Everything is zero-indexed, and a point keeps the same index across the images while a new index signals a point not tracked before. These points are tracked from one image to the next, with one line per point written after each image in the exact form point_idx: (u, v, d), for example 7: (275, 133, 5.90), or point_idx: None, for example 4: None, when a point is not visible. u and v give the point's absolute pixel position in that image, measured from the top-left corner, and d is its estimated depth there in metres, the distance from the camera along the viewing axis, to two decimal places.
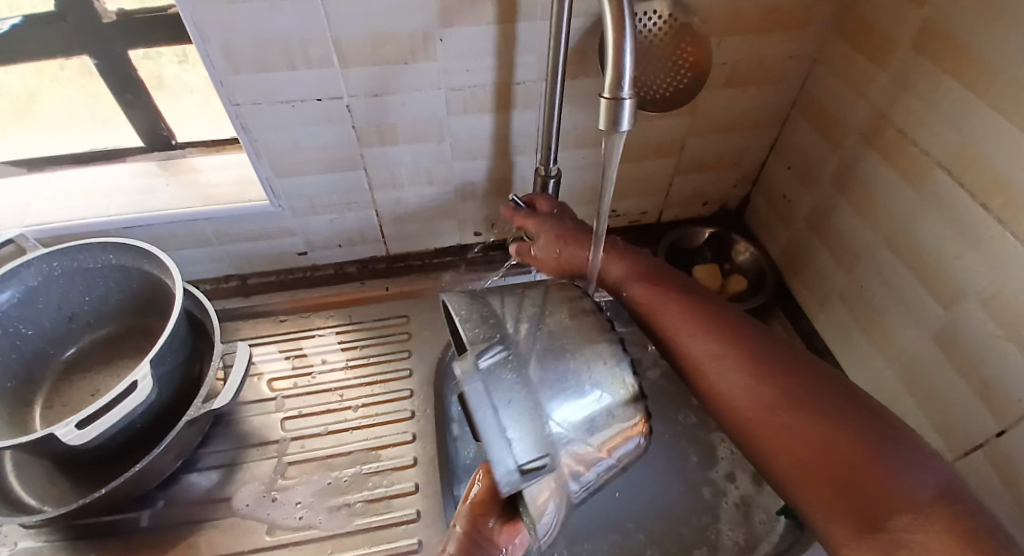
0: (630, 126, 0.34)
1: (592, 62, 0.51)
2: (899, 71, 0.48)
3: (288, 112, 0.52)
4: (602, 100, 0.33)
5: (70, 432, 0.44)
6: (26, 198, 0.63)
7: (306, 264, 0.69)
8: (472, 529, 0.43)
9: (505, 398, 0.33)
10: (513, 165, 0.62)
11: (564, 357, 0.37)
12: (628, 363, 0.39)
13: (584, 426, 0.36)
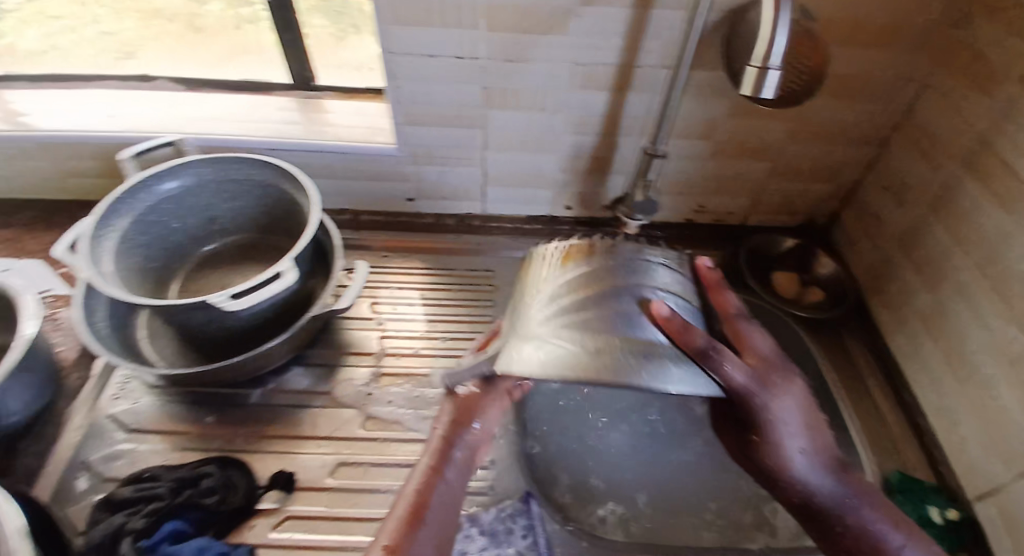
0: (770, 94, 0.41)
1: (713, 53, 0.56)
2: (1005, 102, 0.51)
3: (430, 67, 0.59)
4: (751, 68, 0.40)
5: (224, 299, 0.53)
6: (185, 113, 0.73)
7: (411, 210, 0.77)
8: (454, 436, 0.46)
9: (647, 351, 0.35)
10: (616, 146, 0.67)
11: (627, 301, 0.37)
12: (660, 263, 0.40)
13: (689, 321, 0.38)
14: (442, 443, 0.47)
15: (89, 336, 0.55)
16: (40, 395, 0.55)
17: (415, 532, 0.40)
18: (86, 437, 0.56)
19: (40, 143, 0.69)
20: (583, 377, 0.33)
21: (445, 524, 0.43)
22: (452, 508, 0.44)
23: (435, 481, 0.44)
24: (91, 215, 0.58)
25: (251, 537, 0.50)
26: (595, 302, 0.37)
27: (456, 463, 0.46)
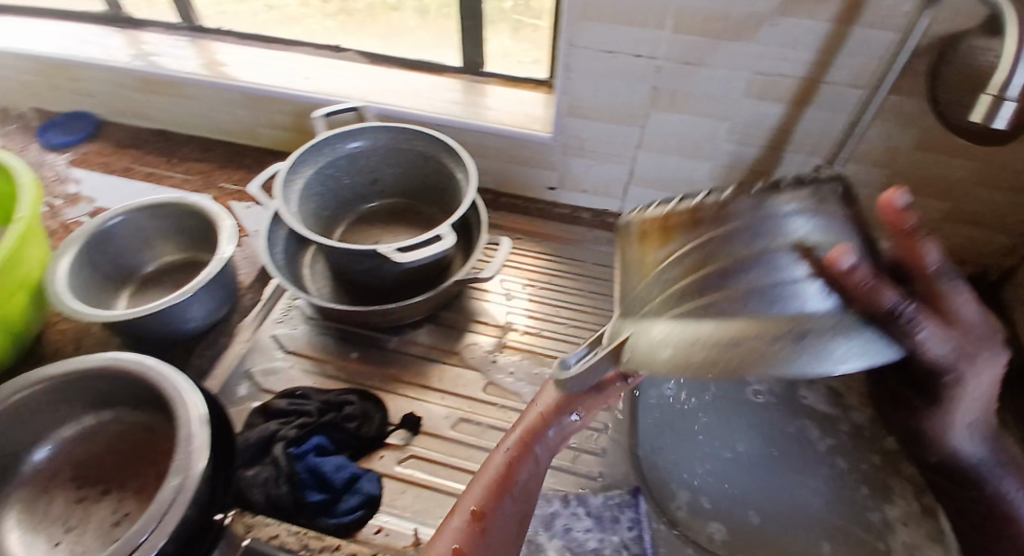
0: (1004, 124, 0.39)
1: (915, 81, 0.55)
2: None
3: (606, 61, 0.61)
4: (986, 96, 0.38)
5: (391, 251, 0.58)
6: (366, 83, 0.80)
7: (550, 199, 0.80)
8: (548, 415, 0.44)
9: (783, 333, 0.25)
10: (781, 160, 0.66)
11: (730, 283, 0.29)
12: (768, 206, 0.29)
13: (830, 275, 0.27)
14: (551, 406, 0.44)
15: (270, 261, 0.62)
16: (219, 308, 0.60)
17: (502, 503, 0.42)
18: (251, 350, 0.63)
19: (244, 93, 0.78)
20: (716, 373, 0.26)
21: (529, 492, 0.44)
22: (533, 480, 0.44)
23: (525, 453, 0.44)
24: (287, 159, 0.66)
25: (379, 466, 0.55)
26: (701, 291, 0.30)
27: (564, 429, 0.44)
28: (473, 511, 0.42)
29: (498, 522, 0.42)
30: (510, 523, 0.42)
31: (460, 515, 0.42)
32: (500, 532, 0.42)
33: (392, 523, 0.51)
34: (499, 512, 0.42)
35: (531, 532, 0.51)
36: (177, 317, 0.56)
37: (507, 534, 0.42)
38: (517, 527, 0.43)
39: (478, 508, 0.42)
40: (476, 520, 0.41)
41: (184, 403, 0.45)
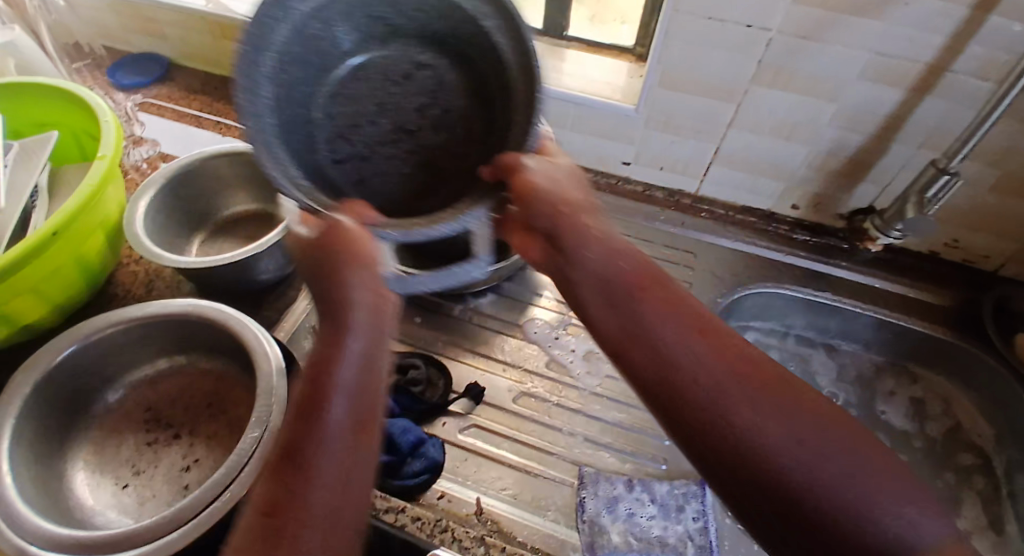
0: None
1: None
2: None
3: (712, 31, 0.57)
4: None
5: None
6: None
7: (622, 173, 0.76)
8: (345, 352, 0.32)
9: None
10: (884, 152, 0.62)
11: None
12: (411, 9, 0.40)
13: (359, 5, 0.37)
14: (324, 334, 0.34)
15: None
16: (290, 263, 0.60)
17: (304, 477, 0.29)
18: (318, 306, 0.63)
19: None
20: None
21: (350, 453, 0.30)
22: (302, 410, 0.31)
23: (327, 406, 0.31)
24: None
25: (441, 432, 0.55)
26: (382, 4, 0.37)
27: (363, 357, 0.33)
28: (263, 500, 0.29)
29: (303, 511, 0.28)
30: (320, 498, 0.29)
31: (251, 509, 0.29)
32: (309, 533, 0.27)
33: (455, 490, 0.51)
34: (313, 482, 0.29)
35: (595, 513, 0.50)
36: (251, 271, 0.56)
37: (320, 519, 0.28)
38: (338, 511, 0.29)
39: (283, 465, 0.29)
40: (274, 512, 0.28)
41: (264, 355, 0.45)
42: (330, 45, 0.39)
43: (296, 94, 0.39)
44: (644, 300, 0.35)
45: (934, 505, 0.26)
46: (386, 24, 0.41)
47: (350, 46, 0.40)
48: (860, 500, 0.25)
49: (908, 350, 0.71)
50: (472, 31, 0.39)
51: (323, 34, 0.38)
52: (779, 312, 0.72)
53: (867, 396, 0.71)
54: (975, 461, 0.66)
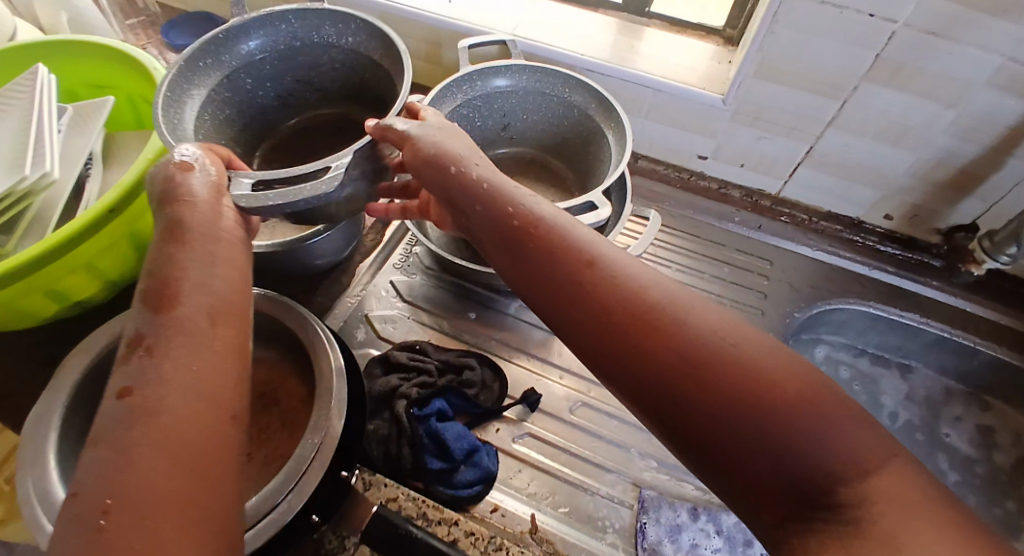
0: None
1: None
2: None
3: (827, 19, 0.50)
4: None
5: None
6: (515, 14, 0.71)
7: (696, 168, 0.70)
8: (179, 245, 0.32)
9: (295, 24, 0.52)
10: (1003, 167, 0.54)
11: (293, 29, 0.52)
12: (344, 35, 0.52)
13: (289, 33, 0.52)
14: (164, 233, 0.32)
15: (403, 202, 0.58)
16: (345, 248, 0.58)
17: (160, 353, 0.27)
18: (371, 294, 0.60)
19: (384, 13, 0.72)
20: (295, 12, 0.51)
21: (190, 331, 0.28)
22: (166, 299, 0.29)
23: (176, 286, 0.30)
24: (427, 93, 0.61)
25: (495, 439, 0.52)
26: (291, 21, 0.51)
27: (202, 236, 0.32)
28: (119, 387, 0.26)
29: (161, 380, 0.26)
30: (177, 370, 0.27)
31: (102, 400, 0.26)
32: (169, 398, 0.26)
33: (508, 502, 0.48)
34: (167, 353, 0.27)
35: (655, 541, 0.47)
36: (308, 255, 0.54)
37: (181, 384, 0.27)
38: (206, 380, 0.27)
39: (132, 345, 0.28)
40: (130, 389, 0.26)
41: (325, 353, 0.42)
42: (260, 97, 0.56)
43: (222, 128, 0.52)
44: (528, 238, 0.31)
45: (851, 411, 0.23)
46: (320, 89, 0.59)
47: (279, 98, 0.58)
48: (774, 418, 0.23)
49: (998, 384, 0.64)
50: (366, 68, 0.54)
51: (264, 96, 0.56)
52: (855, 330, 0.67)
53: (929, 417, 0.64)
54: None
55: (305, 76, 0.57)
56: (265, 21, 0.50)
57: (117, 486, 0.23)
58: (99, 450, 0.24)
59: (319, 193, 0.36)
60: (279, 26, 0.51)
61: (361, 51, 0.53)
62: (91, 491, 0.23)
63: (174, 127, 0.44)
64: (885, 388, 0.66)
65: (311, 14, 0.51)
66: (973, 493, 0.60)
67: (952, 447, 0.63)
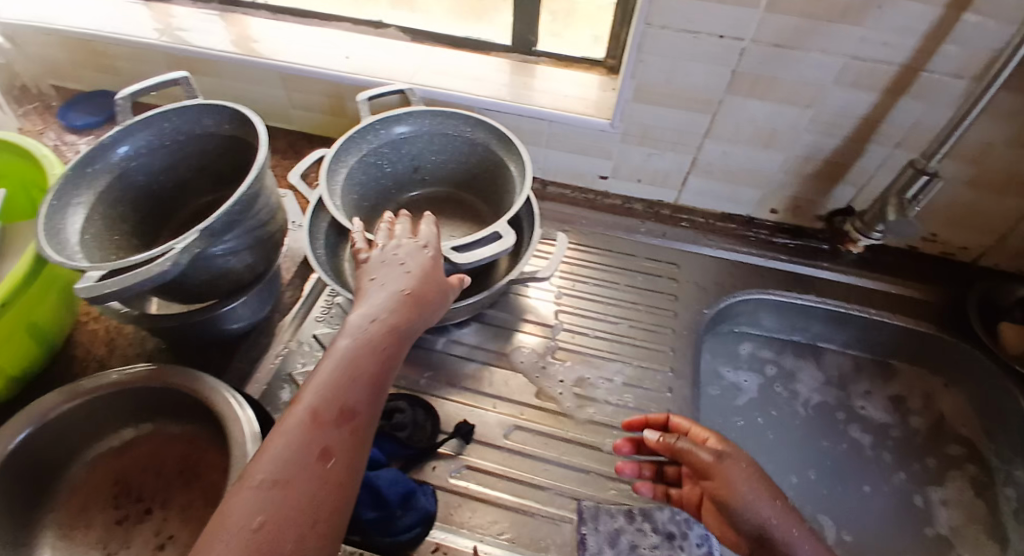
0: None
1: None
2: None
3: (685, 42, 0.55)
4: None
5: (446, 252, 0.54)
6: (411, 63, 0.74)
7: (600, 188, 0.75)
8: None
9: (179, 120, 0.54)
10: (861, 154, 0.60)
11: (178, 124, 0.54)
12: (223, 121, 0.55)
13: (175, 128, 0.54)
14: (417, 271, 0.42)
15: (312, 253, 0.58)
16: (263, 308, 0.58)
17: (350, 420, 0.32)
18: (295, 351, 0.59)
19: (283, 73, 0.74)
20: (175, 110, 0.53)
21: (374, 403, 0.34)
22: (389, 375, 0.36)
23: (375, 372, 0.35)
24: (331, 147, 0.62)
25: (433, 478, 0.52)
26: (172, 117, 0.54)
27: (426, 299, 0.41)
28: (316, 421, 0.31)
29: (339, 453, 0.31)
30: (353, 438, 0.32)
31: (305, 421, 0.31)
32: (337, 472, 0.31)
33: (450, 540, 0.48)
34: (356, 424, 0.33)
35: (596, 551, 0.48)
36: (223, 321, 0.54)
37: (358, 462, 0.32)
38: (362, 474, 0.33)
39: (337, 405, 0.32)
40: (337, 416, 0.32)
41: (237, 421, 0.42)
42: (155, 189, 0.58)
43: (115, 225, 0.53)
44: None
45: None
46: (214, 173, 0.61)
47: (176, 186, 0.60)
48: None
49: (894, 347, 0.70)
50: (246, 150, 0.56)
51: (160, 186, 0.58)
52: (766, 320, 0.72)
53: (842, 395, 0.70)
54: (956, 450, 0.66)
55: (196, 163, 0.59)
56: (147, 122, 0.52)
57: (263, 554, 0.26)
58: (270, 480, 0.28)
59: (151, 275, 0.39)
60: (164, 124, 0.54)
61: (237, 135, 0.55)
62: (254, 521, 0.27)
63: (52, 229, 0.45)
64: (803, 377, 0.71)
65: (189, 110, 0.54)
66: (886, 452, 0.66)
67: (865, 417, 0.68)
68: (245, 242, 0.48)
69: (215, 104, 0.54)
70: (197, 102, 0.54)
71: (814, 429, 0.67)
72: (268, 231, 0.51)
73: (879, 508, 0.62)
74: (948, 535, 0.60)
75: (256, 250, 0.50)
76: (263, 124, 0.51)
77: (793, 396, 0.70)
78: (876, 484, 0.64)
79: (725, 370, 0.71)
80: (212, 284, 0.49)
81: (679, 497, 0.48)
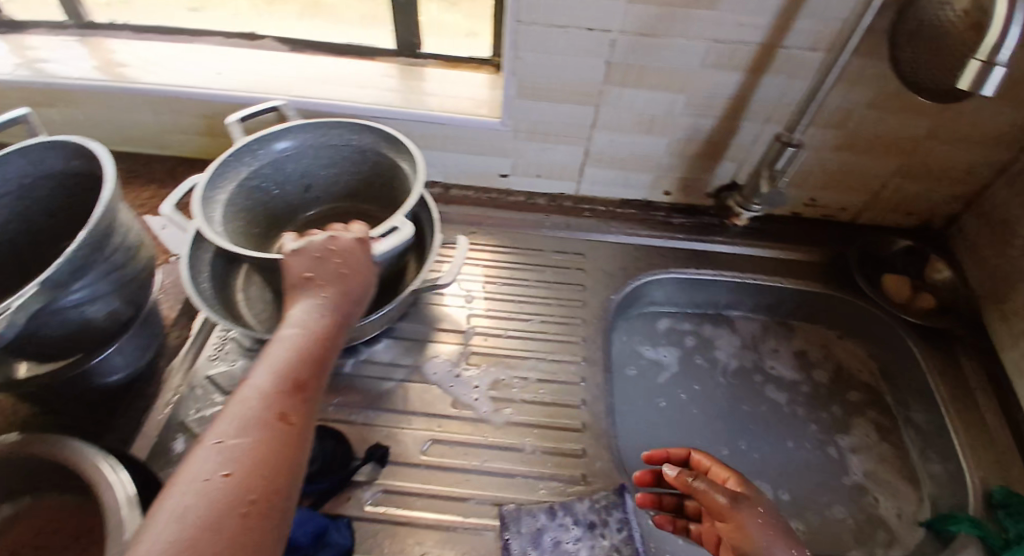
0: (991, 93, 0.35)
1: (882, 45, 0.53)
2: None
3: (556, 37, 0.55)
4: (975, 62, 0.35)
5: None
6: (287, 74, 0.71)
7: (502, 186, 0.74)
8: None
9: (18, 162, 0.49)
10: (737, 131, 0.63)
11: (17, 167, 0.49)
12: (71, 159, 0.50)
13: (13, 171, 0.49)
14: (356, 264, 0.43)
15: (195, 292, 0.54)
16: (142, 354, 0.55)
17: (307, 406, 0.33)
18: (187, 396, 0.55)
19: (147, 96, 0.69)
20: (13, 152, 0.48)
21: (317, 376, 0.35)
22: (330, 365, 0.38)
23: (322, 360, 0.36)
24: (203, 175, 0.58)
25: (348, 509, 0.50)
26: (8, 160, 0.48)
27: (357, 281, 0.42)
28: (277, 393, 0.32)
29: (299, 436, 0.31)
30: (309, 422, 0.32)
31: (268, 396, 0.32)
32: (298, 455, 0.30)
33: None
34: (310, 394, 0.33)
35: (521, 553, 0.48)
36: (98, 374, 0.50)
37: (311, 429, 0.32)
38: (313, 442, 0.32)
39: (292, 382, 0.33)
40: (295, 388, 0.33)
41: (109, 485, 0.38)
42: None
43: None
44: None
45: None
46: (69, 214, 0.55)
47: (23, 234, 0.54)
48: None
49: (794, 309, 0.74)
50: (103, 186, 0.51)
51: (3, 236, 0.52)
52: (676, 296, 0.73)
53: (755, 356, 0.73)
54: (858, 397, 0.70)
55: (45, 206, 0.53)
56: None
57: (238, 537, 0.25)
58: (236, 471, 0.27)
59: None
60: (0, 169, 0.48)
61: (91, 172, 0.50)
62: (229, 506, 0.26)
63: None
64: (720, 343, 0.74)
65: (31, 148, 0.48)
66: (797, 408, 0.69)
67: (777, 376, 0.72)
68: (103, 284, 0.44)
69: (57, 140, 0.48)
70: (39, 140, 0.49)
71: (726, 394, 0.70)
72: (129, 271, 0.47)
73: (792, 464, 0.65)
74: (862, 480, 0.64)
75: (116, 294, 0.47)
76: (109, 157, 0.46)
77: (712, 363, 0.72)
78: (798, 440, 0.67)
79: (643, 352, 0.72)
80: (70, 338, 0.45)
81: (696, 535, 0.46)
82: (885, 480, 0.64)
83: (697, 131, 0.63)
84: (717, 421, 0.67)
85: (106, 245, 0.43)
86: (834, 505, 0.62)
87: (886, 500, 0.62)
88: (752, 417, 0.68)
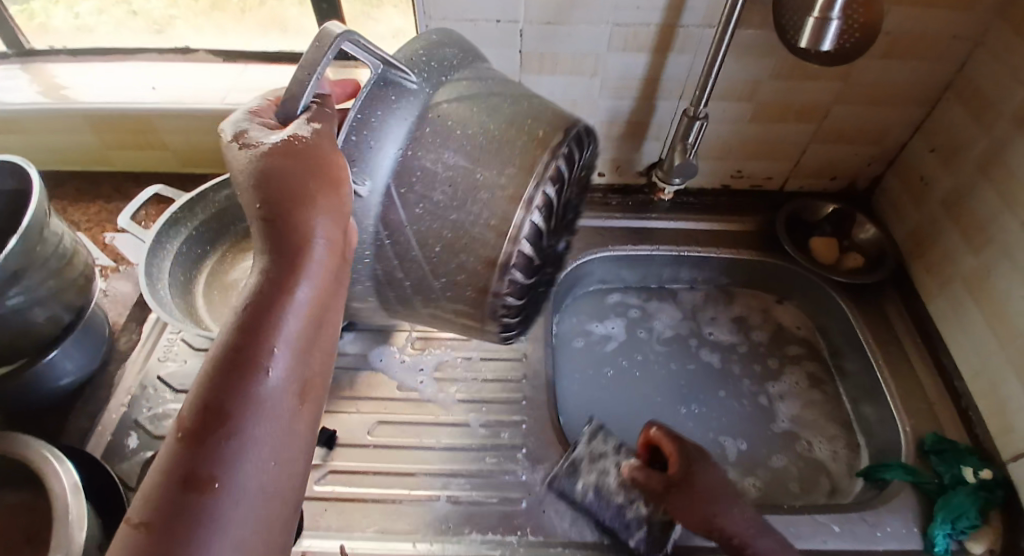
0: (830, 43, 0.46)
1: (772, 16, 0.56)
2: (987, 125, 0.59)
3: (468, 30, 0.57)
4: (812, 18, 0.45)
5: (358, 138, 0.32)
6: (221, 84, 0.73)
7: None
8: None
9: None
10: (655, 109, 0.66)
11: None
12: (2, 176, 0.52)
13: None
14: (295, 202, 0.29)
15: (148, 287, 0.56)
16: (89, 360, 0.57)
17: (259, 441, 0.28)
18: (138, 398, 0.57)
19: (87, 115, 0.70)
20: None
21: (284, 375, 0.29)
22: (313, 385, 0.32)
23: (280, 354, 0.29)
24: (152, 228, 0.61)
25: None
26: None
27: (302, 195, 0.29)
28: (192, 445, 0.27)
29: (231, 505, 0.26)
30: (254, 476, 0.28)
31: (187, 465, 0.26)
32: (235, 527, 0.26)
33: (316, 545, 0.48)
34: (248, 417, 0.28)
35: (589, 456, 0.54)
36: (44, 377, 0.52)
37: (260, 457, 0.28)
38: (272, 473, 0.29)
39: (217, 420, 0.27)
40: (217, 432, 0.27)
41: (53, 478, 0.40)
42: None
43: None
44: None
45: None
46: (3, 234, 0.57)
47: None
48: None
49: (732, 278, 0.77)
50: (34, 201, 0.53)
51: None
52: (619, 272, 0.76)
53: (695, 325, 0.76)
54: (795, 355, 0.74)
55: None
56: None
57: None
58: None
59: None
60: None
61: (24, 188, 0.52)
62: None
63: None
64: (664, 316, 0.77)
65: None
66: (737, 370, 0.72)
67: (714, 341, 0.75)
68: (40, 290, 0.46)
69: None
70: None
71: (668, 361, 0.73)
72: (66, 278, 0.49)
73: (733, 422, 0.68)
74: (790, 426, 0.68)
75: (55, 298, 0.49)
76: (35, 170, 0.49)
77: (650, 333, 0.75)
78: (718, 394, 0.70)
79: (588, 328, 0.75)
80: (13, 344, 0.47)
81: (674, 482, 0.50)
82: (821, 431, 0.67)
83: (617, 110, 0.66)
84: (660, 386, 0.71)
85: (39, 251, 0.45)
86: (769, 458, 0.65)
87: (819, 448, 0.66)
88: (693, 380, 0.71)
